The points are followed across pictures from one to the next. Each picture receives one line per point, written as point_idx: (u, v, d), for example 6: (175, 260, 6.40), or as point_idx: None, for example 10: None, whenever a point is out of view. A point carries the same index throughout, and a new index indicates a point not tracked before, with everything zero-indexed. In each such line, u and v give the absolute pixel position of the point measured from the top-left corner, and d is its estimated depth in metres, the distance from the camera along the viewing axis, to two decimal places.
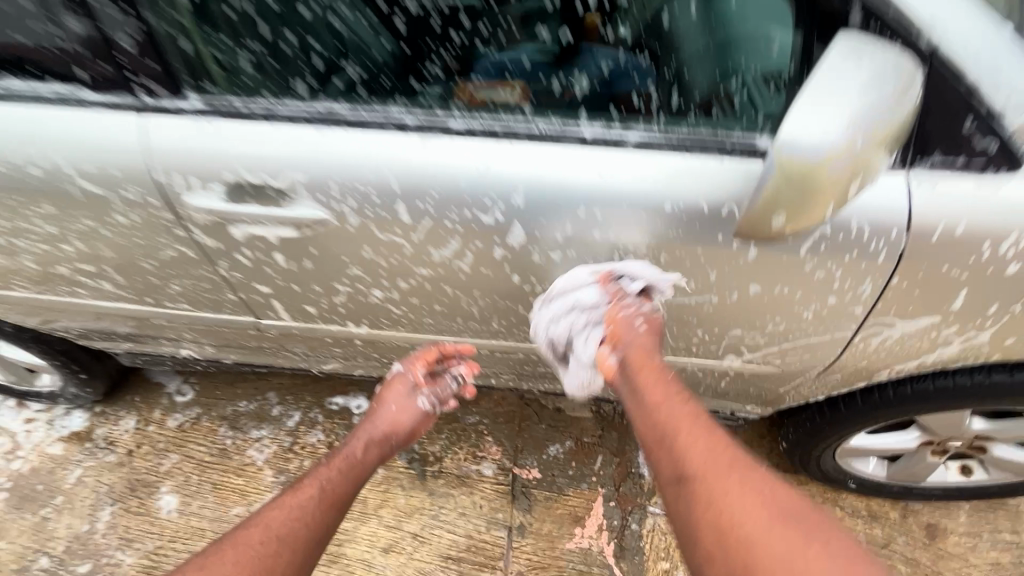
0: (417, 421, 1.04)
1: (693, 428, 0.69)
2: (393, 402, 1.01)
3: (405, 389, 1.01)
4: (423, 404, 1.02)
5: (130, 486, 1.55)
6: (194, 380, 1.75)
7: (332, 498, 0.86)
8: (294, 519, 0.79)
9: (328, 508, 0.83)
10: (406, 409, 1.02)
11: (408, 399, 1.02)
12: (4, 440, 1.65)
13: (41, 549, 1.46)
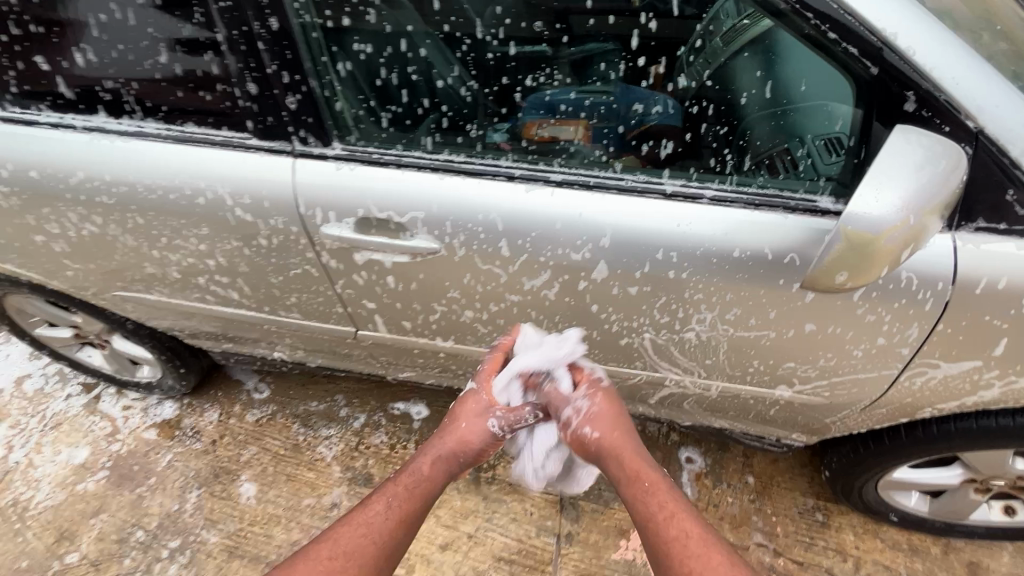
0: (489, 443, 0.93)
1: (695, 546, 0.74)
2: (465, 419, 0.94)
3: (478, 406, 0.94)
4: (494, 427, 0.93)
5: (214, 472, 1.72)
6: (270, 379, 1.92)
7: (401, 516, 0.82)
8: (362, 538, 0.78)
9: (396, 528, 0.80)
10: (478, 429, 0.92)
11: (481, 416, 0.93)
12: (106, 424, 1.85)
13: (137, 523, 1.63)
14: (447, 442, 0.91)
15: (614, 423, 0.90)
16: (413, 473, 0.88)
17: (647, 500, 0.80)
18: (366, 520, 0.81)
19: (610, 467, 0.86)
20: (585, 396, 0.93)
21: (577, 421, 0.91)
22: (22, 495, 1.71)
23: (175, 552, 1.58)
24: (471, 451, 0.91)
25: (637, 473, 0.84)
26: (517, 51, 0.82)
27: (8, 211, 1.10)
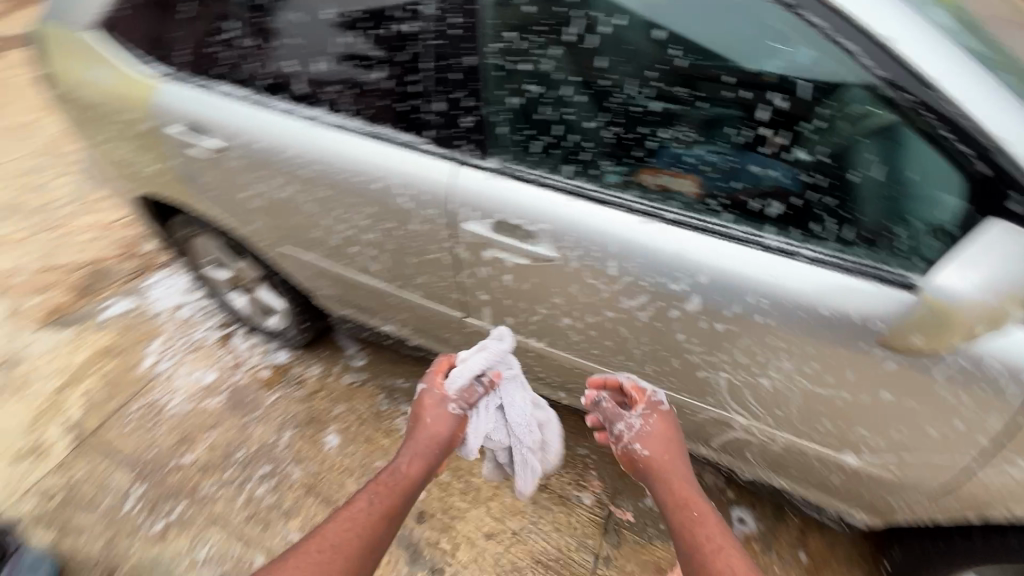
0: (457, 428, 1.09)
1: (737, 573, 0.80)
2: (429, 415, 1.08)
3: (435, 401, 1.09)
4: (456, 410, 1.09)
5: (308, 419, 1.98)
6: (368, 351, 2.17)
7: (386, 508, 0.95)
8: (350, 535, 0.89)
9: (379, 522, 0.93)
10: (443, 422, 1.07)
11: (442, 408, 1.08)
12: (233, 357, 2.19)
13: (241, 444, 1.92)
14: (420, 441, 1.05)
15: (666, 446, 1.00)
16: (392, 473, 1.01)
17: (694, 528, 0.88)
18: (352, 517, 0.92)
19: (659, 486, 0.96)
20: (640, 415, 1.04)
21: (630, 437, 1.02)
22: (160, 399, 2.07)
23: (265, 476, 1.83)
24: (443, 440, 1.06)
25: (686, 500, 0.93)
26: (659, 107, 0.95)
27: (230, 169, 1.43)
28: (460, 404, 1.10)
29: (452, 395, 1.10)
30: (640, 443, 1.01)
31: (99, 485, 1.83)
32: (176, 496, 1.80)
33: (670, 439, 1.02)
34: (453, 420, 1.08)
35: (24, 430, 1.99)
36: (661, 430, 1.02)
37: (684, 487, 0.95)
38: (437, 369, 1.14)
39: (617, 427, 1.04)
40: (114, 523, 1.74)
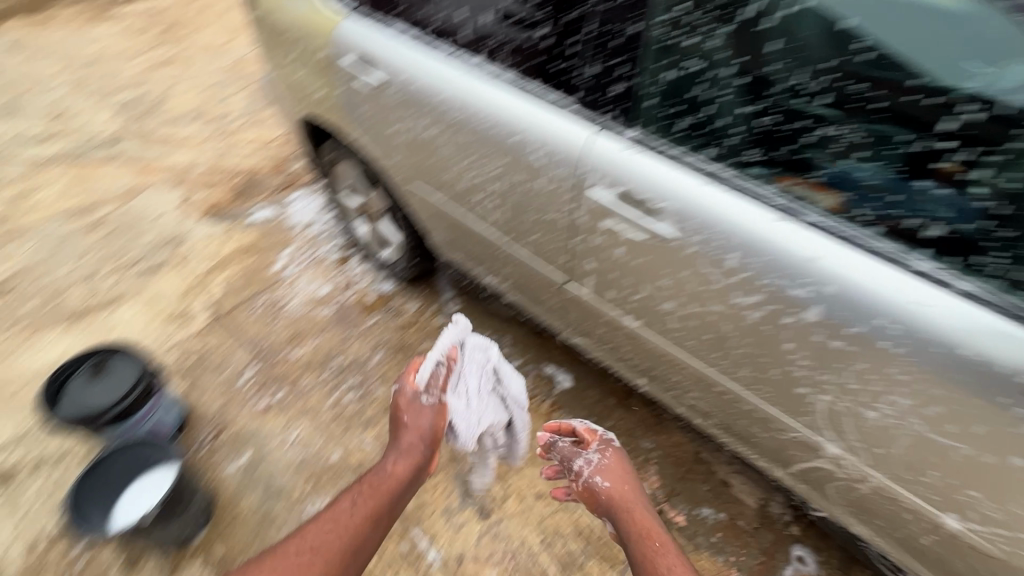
0: (436, 419, 1.28)
1: None
2: (406, 413, 1.28)
3: (410, 399, 1.29)
4: (428, 401, 1.29)
5: (398, 346, 2.15)
6: (462, 299, 2.30)
7: (368, 509, 1.16)
8: (330, 536, 1.10)
9: (362, 524, 1.13)
10: (422, 422, 1.27)
11: (418, 406, 1.28)
12: (346, 277, 2.43)
13: (337, 353, 2.13)
14: (403, 444, 1.25)
15: (620, 479, 1.26)
16: (377, 475, 1.21)
17: (653, 554, 1.09)
18: (333, 521, 1.13)
19: (619, 516, 1.20)
20: (597, 451, 1.31)
21: (589, 470, 1.28)
22: (282, 299, 2.35)
23: (354, 387, 2.02)
24: (424, 435, 1.26)
25: (641, 525, 1.17)
26: (826, 101, 0.89)
27: (386, 104, 1.56)
28: (433, 394, 1.30)
29: (423, 388, 1.30)
30: (600, 480, 1.25)
31: (222, 357, 2.13)
32: (280, 382, 2.03)
33: (621, 470, 1.29)
34: (430, 413, 1.28)
35: (177, 298, 2.36)
36: (615, 468, 1.28)
37: (643, 515, 1.19)
38: (410, 368, 1.33)
39: (579, 463, 1.30)
40: (229, 390, 2.02)
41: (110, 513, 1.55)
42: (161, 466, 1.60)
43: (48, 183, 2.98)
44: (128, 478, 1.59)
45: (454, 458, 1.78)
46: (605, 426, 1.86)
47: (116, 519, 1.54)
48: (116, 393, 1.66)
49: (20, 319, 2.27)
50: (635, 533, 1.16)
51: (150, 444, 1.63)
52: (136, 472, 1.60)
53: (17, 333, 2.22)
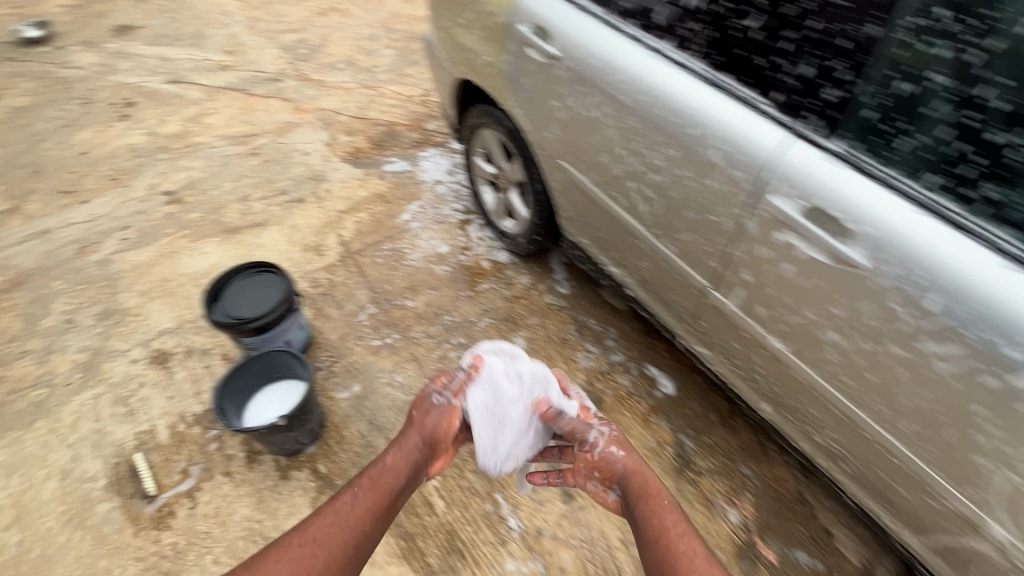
0: (444, 418, 1.34)
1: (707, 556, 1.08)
2: (419, 409, 1.37)
3: (424, 396, 1.38)
4: (441, 400, 1.36)
5: (505, 316, 2.19)
6: (574, 283, 2.29)
7: (367, 502, 1.18)
8: (330, 529, 1.11)
9: (362, 516, 1.15)
10: (431, 419, 1.34)
11: (429, 405, 1.36)
12: (465, 240, 2.50)
13: (447, 311, 2.20)
14: (406, 439, 1.32)
15: (631, 452, 1.30)
16: (377, 469, 1.26)
17: (663, 514, 1.16)
18: (333, 515, 1.14)
19: (630, 485, 1.24)
20: (606, 425, 1.33)
21: (603, 442, 1.30)
22: (404, 250, 2.46)
23: (460, 345, 2.09)
24: (428, 432, 1.32)
25: (645, 487, 1.24)
26: None
27: (554, 76, 1.55)
28: (444, 395, 1.38)
29: (437, 390, 1.39)
30: (616, 453, 1.28)
31: (346, 292, 2.27)
32: (393, 326, 2.14)
33: (629, 444, 1.34)
34: (441, 412, 1.34)
35: (314, 231, 2.54)
36: (627, 444, 1.32)
37: (652, 484, 1.24)
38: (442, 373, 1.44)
39: (591, 433, 1.31)
40: (348, 323, 2.15)
41: (242, 408, 1.74)
42: (293, 379, 1.79)
43: (219, 108, 3.30)
44: (264, 382, 1.80)
45: None
46: (704, 441, 1.80)
47: (247, 417, 1.73)
48: (266, 306, 1.81)
49: (185, 225, 2.55)
50: (641, 496, 1.22)
51: (291, 356, 1.74)
52: (271, 379, 1.81)
53: (182, 237, 2.50)
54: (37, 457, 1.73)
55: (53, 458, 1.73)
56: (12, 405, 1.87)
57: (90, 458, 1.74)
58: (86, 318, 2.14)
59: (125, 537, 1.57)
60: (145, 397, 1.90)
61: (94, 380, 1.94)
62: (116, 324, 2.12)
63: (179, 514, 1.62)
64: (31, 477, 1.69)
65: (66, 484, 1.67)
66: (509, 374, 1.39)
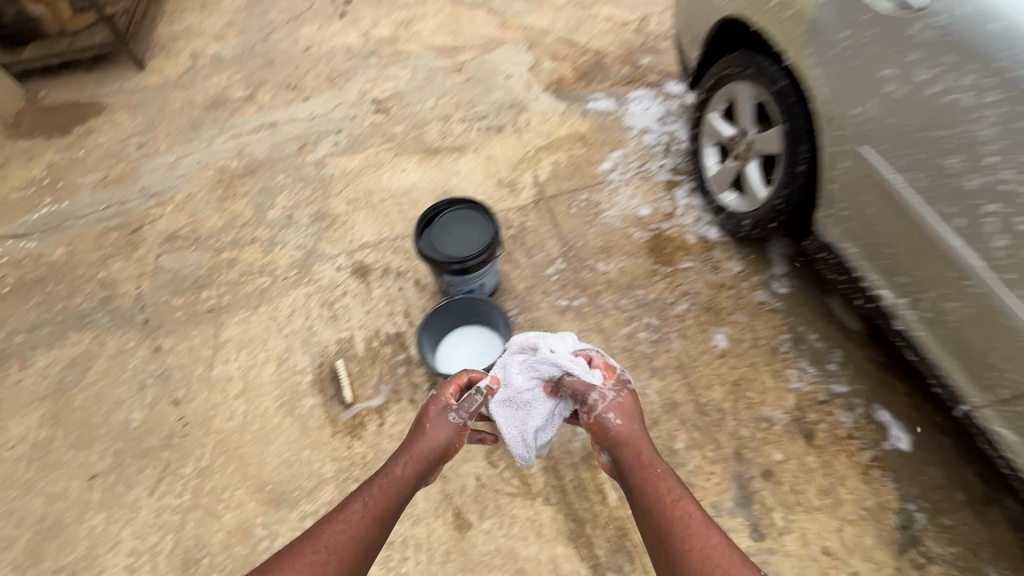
0: (454, 436, 1.37)
1: (704, 539, 1.09)
2: (430, 422, 1.38)
3: (438, 407, 1.40)
4: (455, 419, 1.38)
5: (707, 305, 1.92)
6: (794, 283, 1.94)
7: (375, 511, 1.20)
8: (342, 536, 1.14)
9: (370, 523, 1.18)
10: (439, 436, 1.36)
11: (442, 419, 1.37)
12: (669, 206, 2.21)
13: (641, 285, 1.99)
14: (417, 451, 1.33)
15: (628, 417, 1.36)
16: (385, 478, 1.28)
17: (656, 482, 1.22)
18: (343, 525, 1.16)
19: (624, 453, 1.31)
20: (612, 389, 1.39)
21: (603, 405, 1.36)
22: (601, 204, 2.25)
23: (651, 327, 1.88)
24: (437, 448, 1.34)
25: (639, 454, 1.29)
26: None
27: (901, 38, 1.16)
28: (459, 415, 1.39)
29: (452, 406, 1.39)
30: (613, 418, 1.34)
31: (537, 241, 2.15)
32: (580, 289, 2.00)
33: (631, 410, 1.38)
34: (450, 429, 1.37)
35: (510, 165, 2.41)
36: (623, 404, 1.37)
37: (644, 452, 1.29)
38: (451, 383, 1.45)
39: (593, 396, 1.37)
40: (536, 276, 2.05)
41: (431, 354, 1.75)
42: (475, 327, 1.82)
43: (427, 9, 3.12)
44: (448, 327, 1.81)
45: (738, 455, 1.60)
46: (940, 522, 1.47)
47: (438, 361, 1.74)
48: (473, 247, 1.76)
49: (390, 138, 2.56)
50: (634, 462, 1.28)
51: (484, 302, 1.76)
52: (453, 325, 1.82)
53: (386, 149, 2.51)
54: (260, 340, 1.94)
55: (272, 345, 1.93)
56: (244, 285, 2.09)
57: (301, 352, 1.91)
58: (303, 217, 2.28)
59: (324, 435, 1.72)
60: (346, 306, 2.01)
61: (307, 280, 2.09)
62: (327, 229, 2.24)
63: (368, 427, 1.73)
64: (255, 357, 1.90)
65: (281, 371, 1.86)
66: (527, 367, 1.46)
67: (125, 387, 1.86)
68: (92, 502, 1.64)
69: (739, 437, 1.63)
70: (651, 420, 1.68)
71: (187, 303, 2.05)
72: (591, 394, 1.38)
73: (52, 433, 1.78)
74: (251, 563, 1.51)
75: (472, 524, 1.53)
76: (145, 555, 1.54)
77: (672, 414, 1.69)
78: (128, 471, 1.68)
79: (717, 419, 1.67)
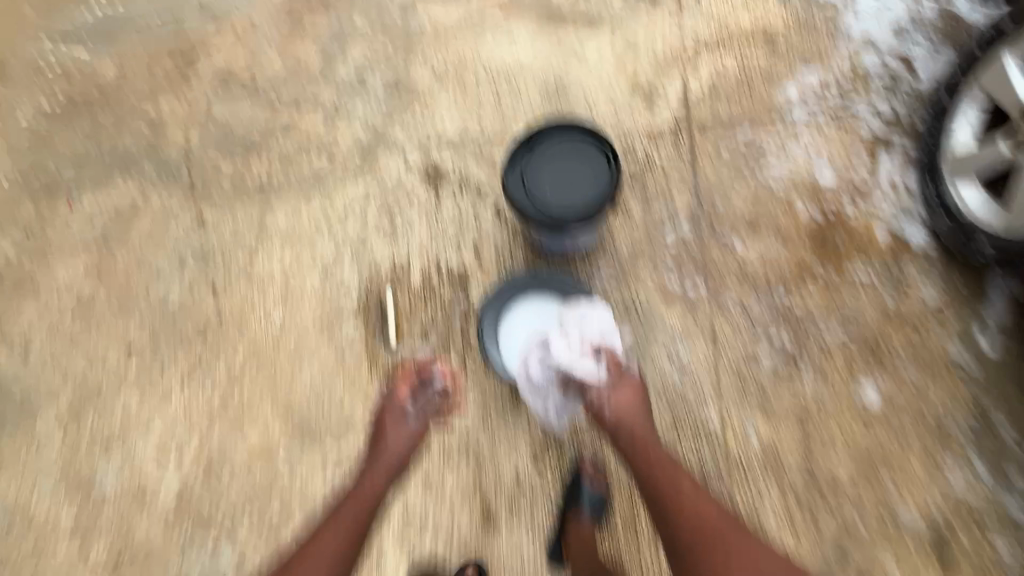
0: (415, 437, 1.36)
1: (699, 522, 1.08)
2: (389, 428, 1.36)
3: (395, 413, 1.37)
4: (411, 421, 1.36)
5: (869, 342, 1.43)
6: (1007, 346, 1.40)
7: (348, 521, 1.23)
8: (324, 551, 1.18)
9: (348, 533, 1.22)
10: (400, 441, 1.34)
11: (399, 424, 1.35)
12: (865, 178, 1.56)
13: (786, 289, 1.49)
14: (382, 457, 1.32)
15: (628, 407, 1.25)
16: (357, 488, 1.29)
17: (649, 467, 1.19)
18: (324, 540, 1.20)
19: (621, 442, 1.24)
20: (610, 381, 1.26)
21: (600, 401, 1.25)
22: (765, 151, 1.61)
23: (780, 350, 1.44)
24: (400, 452, 1.33)
25: (636, 439, 1.22)
26: None
27: None
28: (416, 413, 1.37)
29: (410, 405, 1.38)
30: (605, 411, 1.25)
31: (662, 187, 1.60)
32: (700, 274, 1.52)
33: (631, 400, 1.26)
34: (410, 432, 1.35)
35: (657, 60, 1.71)
36: (620, 400, 1.25)
37: (640, 432, 1.22)
38: (399, 381, 1.41)
39: (590, 391, 1.27)
40: (648, 238, 1.56)
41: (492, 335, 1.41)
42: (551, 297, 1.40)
43: None
44: (516, 294, 1.41)
45: (837, 549, 1.32)
46: None
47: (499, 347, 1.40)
48: (582, 204, 1.31)
49: None
50: (629, 449, 1.23)
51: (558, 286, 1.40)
52: (523, 290, 1.41)
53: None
54: (309, 239, 1.67)
55: (320, 249, 1.66)
56: (297, 164, 1.75)
57: (349, 266, 1.64)
58: (376, 83, 1.80)
59: (361, 375, 1.53)
60: (409, 221, 1.66)
61: (369, 174, 1.72)
62: (403, 108, 1.77)
63: None
64: (299, 261, 1.65)
65: (325, 286, 1.62)
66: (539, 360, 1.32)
67: (165, 257, 1.70)
68: (128, 378, 1.58)
69: (847, 530, 1.29)
70: (740, 474, 1.36)
71: (235, 172, 1.76)
72: (589, 390, 1.27)
73: (95, 290, 1.68)
74: (270, 493, 1.45)
75: (501, 527, 1.37)
76: (172, 451, 1.50)
77: (771, 473, 1.37)
78: (162, 355, 1.60)
79: (827, 498, 1.32)
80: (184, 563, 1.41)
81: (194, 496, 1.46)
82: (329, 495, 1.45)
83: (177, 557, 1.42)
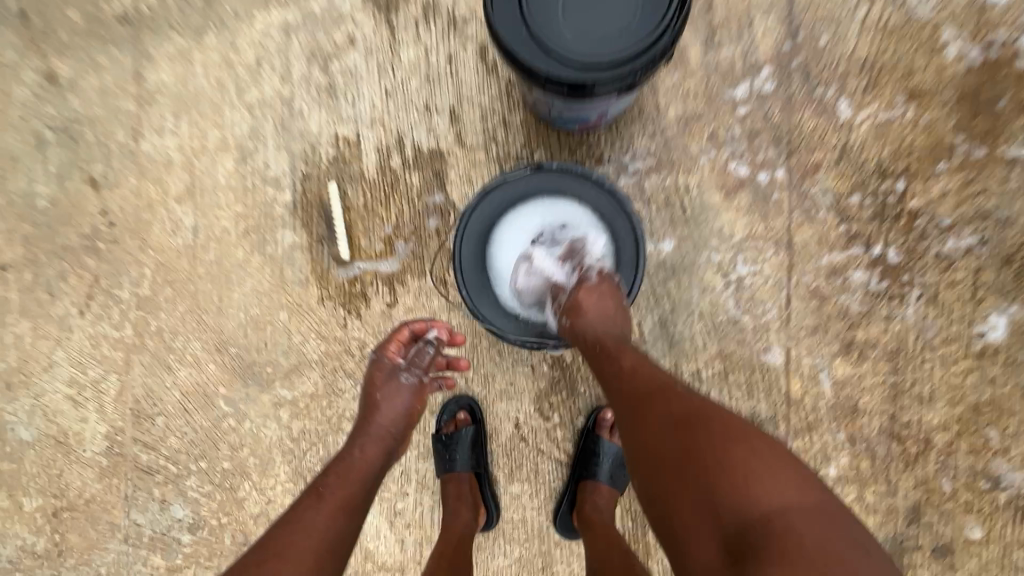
0: (415, 399, 0.97)
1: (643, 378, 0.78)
2: (377, 391, 0.96)
3: (382, 372, 0.97)
4: (408, 379, 0.97)
5: (1009, 252, 1.02)
6: None
7: (339, 498, 0.82)
8: (299, 541, 0.76)
9: (336, 514, 0.80)
10: (395, 402, 0.95)
11: (393, 383, 0.96)
12: None
13: (904, 174, 1.03)
14: (373, 424, 0.93)
15: (596, 300, 0.92)
16: (339, 462, 0.89)
17: (595, 344, 0.88)
18: (297, 524, 0.78)
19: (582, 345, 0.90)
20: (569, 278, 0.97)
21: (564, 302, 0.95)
22: None
23: (879, 263, 1.04)
24: (398, 419, 0.95)
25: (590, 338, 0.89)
26: None
27: None
28: (414, 372, 0.98)
29: (404, 364, 0.98)
30: (561, 320, 0.94)
31: (736, 14, 1.05)
32: (780, 151, 1.05)
33: (599, 293, 0.93)
34: (408, 393, 0.96)
35: None
36: (579, 307, 0.92)
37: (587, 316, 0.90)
38: (391, 340, 1.00)
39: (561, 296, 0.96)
40: (707, 98, 1.06)
41: (479, 258, 1.01)
42: (562, 199, 1.02)
43: None
44: (515, 198, 1.02)
45: (915, 516, 1.03)
46: None
47: (492, 275, 1.01)
48: (604, 46, 0.79)
49: None
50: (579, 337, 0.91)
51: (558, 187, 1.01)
52: (525, 192, 1.02)
53: None
54: (217, 105, 1.16)
55: (233, 120, 1.16)
56: None
57: (278, 145, 1.16)
58: None
59: (309, 298, 1.15)
60: (356, 74, 1.13)
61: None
62: None
63: (370, 302, 1.14)
64: (207, 138, 1.17)
65: (248, 175, 1.16)
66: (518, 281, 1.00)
67: (18, 135, 1.20)
68: (12, 303, 1.21)
69: (932, 490, 1.03)
70: (804, 423, 1.05)
71: None
72: (557, 294, 0.97)
73: None
74: (214, 442, 1.17)
75: (498, 484, 1.11)
76: (89, 391, 1.20)
77: (842, 424, 1.04)
78: (47, 273, 1.20)
79: (912, 453, 1.03)
80: (129, 516, 1.20)
81: (126, 444, 1.20)
82: (285, 444, 1.16)
83: (120, 510, 1.20)
